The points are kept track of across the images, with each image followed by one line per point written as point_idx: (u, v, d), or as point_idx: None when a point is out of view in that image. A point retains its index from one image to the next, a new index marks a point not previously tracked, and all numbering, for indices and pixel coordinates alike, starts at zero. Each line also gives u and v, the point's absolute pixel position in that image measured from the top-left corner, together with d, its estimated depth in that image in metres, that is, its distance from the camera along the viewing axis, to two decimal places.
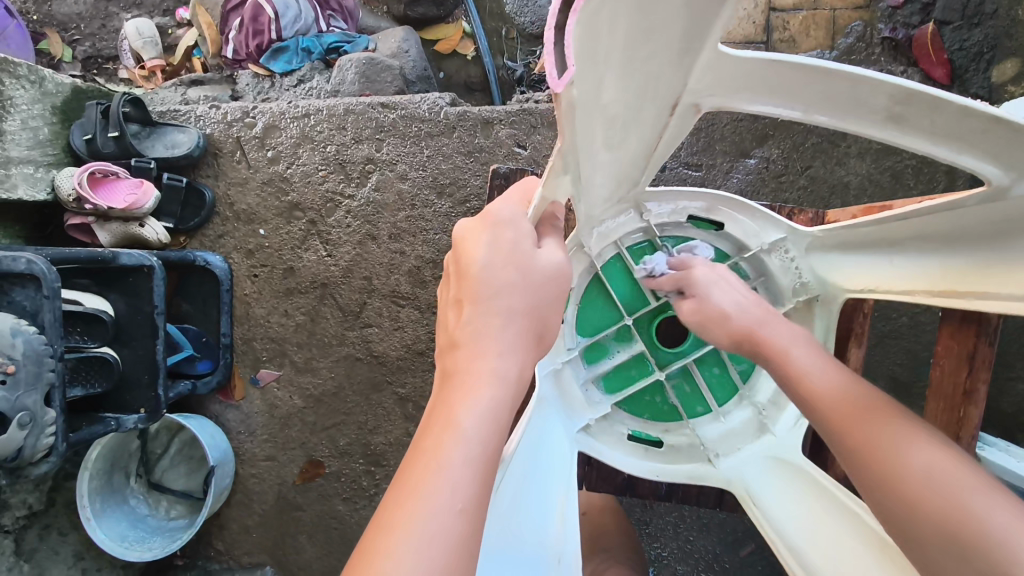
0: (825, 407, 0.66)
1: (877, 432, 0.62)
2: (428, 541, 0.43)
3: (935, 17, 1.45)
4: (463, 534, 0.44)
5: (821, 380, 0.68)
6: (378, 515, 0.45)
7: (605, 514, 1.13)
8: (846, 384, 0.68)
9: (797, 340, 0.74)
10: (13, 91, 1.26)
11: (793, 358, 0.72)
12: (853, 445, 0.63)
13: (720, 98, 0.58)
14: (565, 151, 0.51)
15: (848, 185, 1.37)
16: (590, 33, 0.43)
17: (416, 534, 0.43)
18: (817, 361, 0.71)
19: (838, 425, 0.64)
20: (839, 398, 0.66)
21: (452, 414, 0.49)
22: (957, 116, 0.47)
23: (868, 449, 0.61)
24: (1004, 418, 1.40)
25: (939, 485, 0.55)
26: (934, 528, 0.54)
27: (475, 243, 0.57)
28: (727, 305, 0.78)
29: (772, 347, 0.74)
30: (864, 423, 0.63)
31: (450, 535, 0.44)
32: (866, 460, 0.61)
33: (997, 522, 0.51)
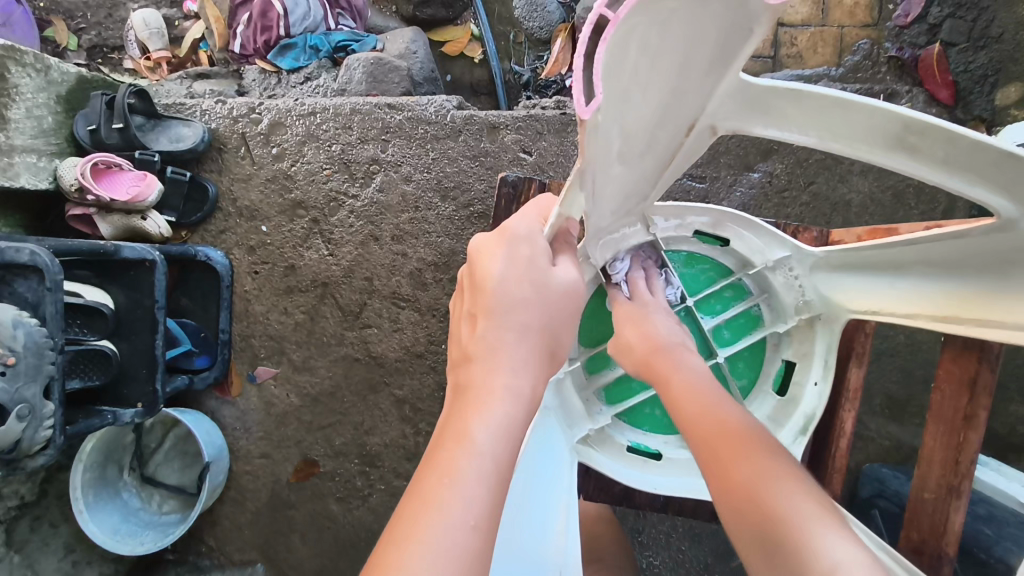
0: (695, 429, 0.69)
1: (739, 456, 0.65)
2: (442, 557, 0.43)
3: (942, 37, 1.46)
4: (475, 550, 0.44)
5: (695, 402, 0.71)
6: (393, 528, 0.45)
7: (601, 525, 1.13)
8: (722, 410, 0.70)
9: (688, 364, 0.77)
10: (19, 79, 1.25)
11: (676, 381, 0.74)
12: (713, 466, 0.66)
13: (736, 122, 0.59)
14: (584, 169, 0.51)
15: (849, 203, 1.38)
16: (619, 51, 0.43)
17: (429, 549, 0.43)
18: (699, 383, 0.74)
19: (704, 447, 0.68)
20: (709, 420, 0.69)
21: (465, 429, 0.49)
22: (972, 149, 0.48)
23: (727, 474, 0.64)
24: (995, 438, 1.41)
25: (778, 506, 0.59)
26: (762, 550, 0.58)
27: (492, 258, 0.57)
28: (649, 333, 0.80)
29: (659, 371, 0.76)
30: (727, 447, 0.66)
31: (463, 550, 0.43)
32: (724, 482, 0.64)
33: (829, 545, 0.54)
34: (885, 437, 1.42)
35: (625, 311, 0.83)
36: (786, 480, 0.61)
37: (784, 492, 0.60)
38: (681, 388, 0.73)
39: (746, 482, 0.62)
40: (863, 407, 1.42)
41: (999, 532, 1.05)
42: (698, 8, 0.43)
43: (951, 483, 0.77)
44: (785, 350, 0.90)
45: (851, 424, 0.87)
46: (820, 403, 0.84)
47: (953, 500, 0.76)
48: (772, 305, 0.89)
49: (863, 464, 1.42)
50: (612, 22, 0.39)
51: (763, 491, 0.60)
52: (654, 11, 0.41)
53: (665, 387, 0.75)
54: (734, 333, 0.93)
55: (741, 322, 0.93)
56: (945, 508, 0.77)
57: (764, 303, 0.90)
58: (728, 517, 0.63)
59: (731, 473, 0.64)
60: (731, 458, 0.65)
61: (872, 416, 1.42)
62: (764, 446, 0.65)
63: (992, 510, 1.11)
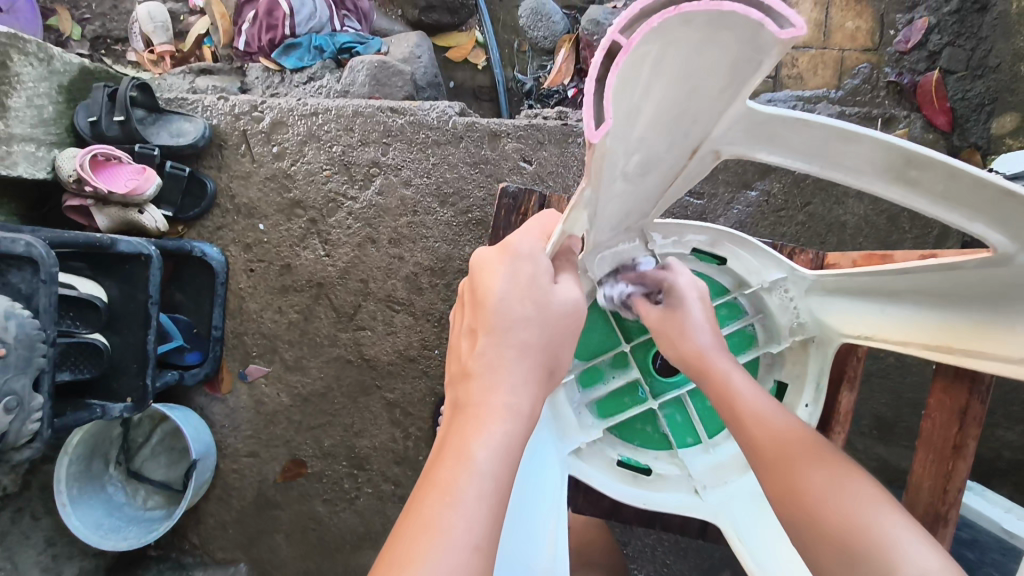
0: (761, 433, 0.72)
1: (808, 466, 0.68)
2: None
3: (940, 66, 1.49)
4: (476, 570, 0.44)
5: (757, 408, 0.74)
6: (393, 547, 0.45)
7: (592, 535, 1.14)
8: (784, 419, 0.73)
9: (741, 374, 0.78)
10: (21, 67, 1.25)
11: (734, 384, 0.77)
12: (784, 472, 0.69)
13: (740, 148, 0.59)
14: (587, 190, 0.51)
15: (844, 224, 1.39)
16: (628, 76, 0.44)
17: (430, 570, 0.43)
18: (758, 395, 0.76)
19: (769, 452, 0.71)
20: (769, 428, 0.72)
21: (464, 448, 0.49)
22: (973, 185, 0.49)
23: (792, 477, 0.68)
24: (979, 463, 1.43)
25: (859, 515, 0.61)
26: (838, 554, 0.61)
27: (493, 274, 0.58)
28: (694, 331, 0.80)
29: (714, 374, 0.78)
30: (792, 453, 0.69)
31: (464, 571, 0.44)
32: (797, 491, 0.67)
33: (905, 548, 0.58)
34: (872, 458, 1.43)
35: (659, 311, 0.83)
36: (863, 492, 0.64)
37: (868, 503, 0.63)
38: (744, 397, 0.75)
39: (821, 493, 0.65)
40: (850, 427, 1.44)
41: (980, 556, 1.06)
42: (709, 38, 0.43)
43: (939, 511, 0.77)
44: (778, 371, 0.91)
45: (840, 447, 0.88)
46: (810, 425, 0.85)
47: (940, 529, 0.77)
48: (767, 325, 0.90)
49: None
50: (624, 48, 0.40)
51: (842, 502, 0.63)
52: (665, 37, 0.42)
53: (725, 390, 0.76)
54: (727, 351, 0.94)
55: (734, 340, 0.94)
56: (932, 536, 0.77)
57: (758, 323, 0.91)
58: (800, 523, 0.66)
59: (805, 481, 0.67)
60: (803, 468, 0.68)
61: (859, 437, 1.44)
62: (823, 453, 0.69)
63: (974, 535, 1.12)
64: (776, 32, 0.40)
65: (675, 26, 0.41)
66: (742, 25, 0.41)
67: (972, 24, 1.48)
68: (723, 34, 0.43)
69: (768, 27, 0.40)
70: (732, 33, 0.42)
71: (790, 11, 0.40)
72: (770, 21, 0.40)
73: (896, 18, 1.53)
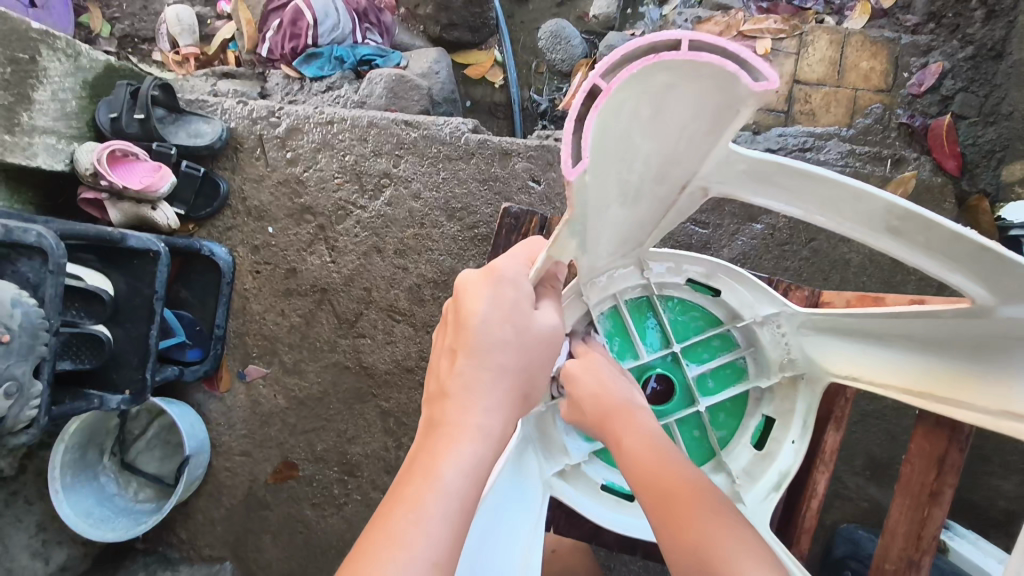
0: (645, 479, 0.70)
1: (684, 508, 0.66)
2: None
3: (953, 110, 1.51)
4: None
5: (653, 455, 0.72)
6: (354, 557, 0.46)
7: (574, 557, 1.13)
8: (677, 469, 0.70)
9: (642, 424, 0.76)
10: (49, 62, 1.29)
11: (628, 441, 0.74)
12: (664, 518, 0.66)
13: (727, 187, 0.61)
14: (571, 221, 0.53)
15: (848, 262, 1.39)
16: (608, 118, 0.45)
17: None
18: (654, 438, 0.74)
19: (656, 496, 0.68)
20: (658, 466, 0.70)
21: (434, 467, 0.51)
22: (950, 238, 0.50)
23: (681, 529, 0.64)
24: (976, 511, 1.40)
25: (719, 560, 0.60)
26: None
27: (476, 296, 0.58)
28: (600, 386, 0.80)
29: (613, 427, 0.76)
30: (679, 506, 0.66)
31: None
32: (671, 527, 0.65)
33: None
34: (866, 499, 1.42)
35: (575, 365, 0.82)
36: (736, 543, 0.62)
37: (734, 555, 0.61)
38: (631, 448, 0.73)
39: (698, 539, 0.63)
40: (844, 466, 1.42)
41: None
42: (688, 83, 0.45)
43: (913, 557, 0.76)
44: (766, 406, 0.91)
45: (824, 487, 0.87)
46: (795, 462, 0.85)
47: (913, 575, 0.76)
48: (758, 359, 0.90)
49: (841, 524, 1.42)
50: (604, 92, 0.42)
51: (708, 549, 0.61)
52: (644, 82, 0.43)
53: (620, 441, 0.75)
54: (718, 382, 0.93)
55: (726, 372, 0.93)
56: None
57: (750, 357, 0.91)
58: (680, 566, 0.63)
59: (683, 525, 0.65)
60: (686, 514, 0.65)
61: (853, 476, 1.42)
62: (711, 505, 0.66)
63: None
64: (749, 84, 0.41)
65: (654, 73, 0.43)
66: (718, 75, 0.43)
67: (987, 71, 1.50)
68: (699, 81, 0.44)
69: (742, 79, 0.41)
70: (710, 82, 0.44)
71: (764, 65, 0.41)
72: (744, 75, 0.41)
73: (911, 61, 1.53)
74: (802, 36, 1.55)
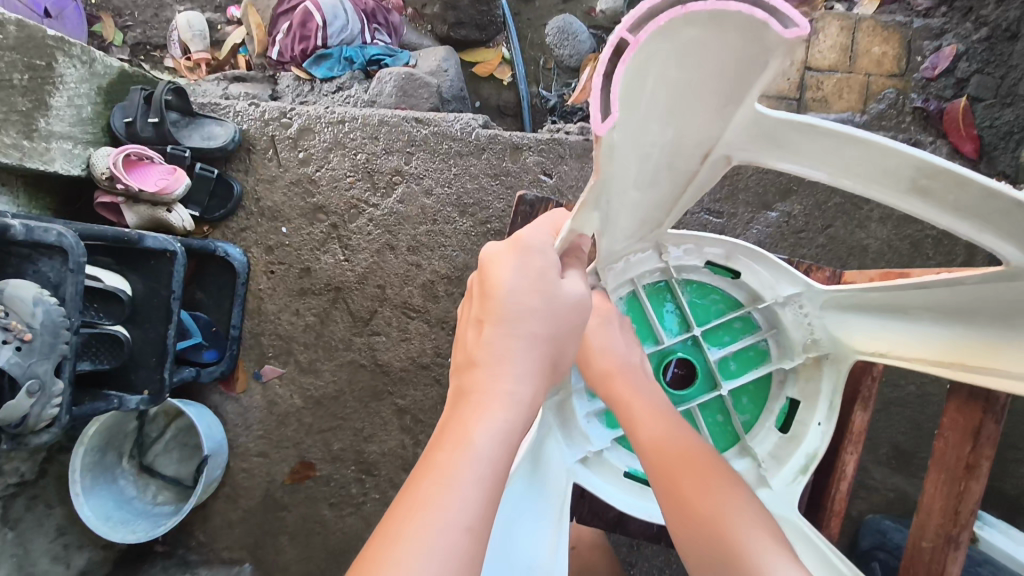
0: (655, 451, 0.71)
1: (691, 472, 0.69)
2: (438, 557, 0.44)
3: (968, 92, 1.47)
4: (468, 552, 0.45)
5: (658, 431, 0.72)
6: (390, 521, 0.46)
7: (595, 553, 1.11)
8: (679, 437, 0.72)
9: (645, 387, 0.77)
10: (64, 69, 1.30)
11: (636, 407, 0.75)
12: (674, 488, 0.69)
13: (751, 153, 0.60)
14: (596, 189, 0.52)
15: (866, 248, 1.37)
16: (633, 76, 0.45)
17: (424, 550, 0.44)
18: (660, 409, 0.75)
19: (663, 464, 0.70)
20: (665, 434, 0.72)
21: (465, 432, 0.51)
22: (982, 196, 0.49)
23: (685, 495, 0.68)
24: (1004, 500, 1.38)
25: (730, 529, 0.64)
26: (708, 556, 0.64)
27: (504, 267, 0.58)
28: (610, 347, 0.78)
29: (621, 399, 0.76)
30: (687, 472, 0.69)
31: (458, 550, 0.45)
32: (673, 486, 0.69)
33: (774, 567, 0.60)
34: (889, 488, 1.40)
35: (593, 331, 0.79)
36: (744, 512, 0.66)
37: (746, 526, 0.64)
38: (642, 415, 0.74)
39: (712, 516, 0.66)
40: (867, 455, 1.40)
41: None
42: (716, 38, 0.44)
43: (951, 534, 0.75)
44: (789, 388, 0.89)
45: (853, 467, 0.86)
46: (823, 443, 0.83)
47: (952, 552, 0.74)
48: (780, 340, 0.89)
49: (865, 514, 1.40)
50: (632, 45, 0.41)
51: (719, 519, 0.65)
52: (668, 38, 0.43)
53: (626, 410, 0.75)
54: (741, 365, 0.92)
55: (749, 355, 0.92)
56: (943, 558, 0.74)
57: (772, 338, 0.90)
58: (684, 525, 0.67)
59: (694, 500, 0.67)
60: (688, 479, 0.69)
61: (877, 466, 1.40)
62: (714, 470, 0.70)
63: None
64: (779, 31, 0.41)
65: (681, 25, 0.42)
66: (747, 26, 0.42)
67: (1002, 52, 1.47)
68: (729, 34, 0.43)
69: (772, 27, 0.41)
70: (738, 33, 0.43)
71: (795, 13, 0.40)
72: (774, 22, 0.40)
73: (924, 45, 1.52)
74: (812, 23, 1.55)
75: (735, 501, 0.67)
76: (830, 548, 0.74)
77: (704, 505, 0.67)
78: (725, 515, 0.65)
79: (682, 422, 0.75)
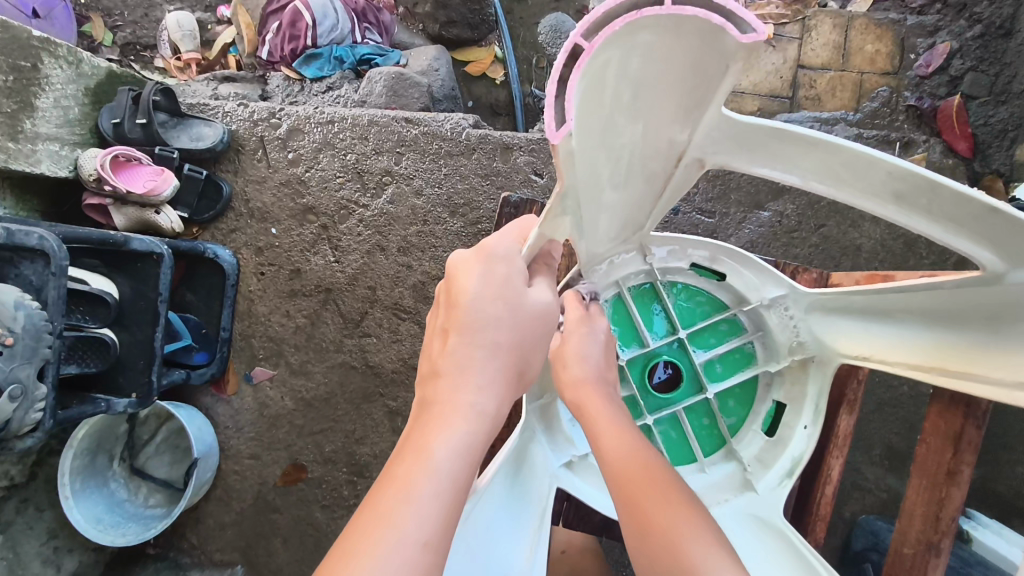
0: (615, 464, 0.67)
1: (649, 491, 0.64)
2: (392, 574, 0.43)
3: (962, 91, 1.46)
4: (426, 567, 0.45)
5: (621, 445, 0.68)
6: (346, 539, 0.46)
7: (584, 557, 1.10)
8: (640, 452, 0.68)
9: (612, 399, 0.74)
10: (50, 70, 1.29)
11: (600, 419, 0.71)
12: (631, 506, 0.64)
13: (723, 157, 0.59)
14: (561, 195, 0.52)
15: (859, 248, 1.36)
16: (591, 82, 0.44)
17: (378, 566, 0.43)
18: (624, 424, 0.71)
19: (621, 482, 0.65)
20: (628, 450, 0.67)
21: (425, 446, 0.51)
22: (956, 201, 0.49)
23: (643, 513, 0.62)
24: (999, 500, 1.37)
25: (687, 551, 0.58)
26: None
27: (469, 272, 0.58)
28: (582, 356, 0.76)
29: (587, 411, 0.72)
30: (643, 490, 0.64)
31: (413, 568, 0.44)
32: (631, 504, 0.64)
33: None
34: (883, 489, 1.39)
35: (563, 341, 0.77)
36: (702, 536, 0.59)
37: (702, 550, 0.58)
38: (604, 428, 0.70)
39: (665, 535, 0.60)
40: (861, 456, 1.39)
41: None
42: (672, 41, 0.44)
43: (931, 540, 0.74)
44: (776, 391, 0.88)
45: (838, 472, 0.85)
46: (808, 447, 0.83)
47: (932, 557, 0.74)
48: (766, 342, 0.88)
49: (859, 515, 1.39)
50: (586, 51, 0.40)
51: (676, 541, 0.59)
52: (625, 43, 0.43)
53: (590, 423, 0.72)
54: (726, 367, 0.91)
55: (735, 357, 0.91)
56: (924, 565, 0.74)
57: (758, 340, 0.89)
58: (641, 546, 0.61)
59: (649, 519, 0.62)
60: (646, 498, 0.63)
61: (871, 466, 1.39)
62: (674, 490, 0.64)
63: None
64: (737, 36, 0.41)
65: (635, 31, 0.42)
66: (705, 29, 0.42)
67: (996, 49, 1.45)
68: (686, 36, 0.43)
69: (729, 32, 0.41)
70: (696, 35, 0.43)
71: (752, 18, 0.40)
72: (731, 26, 0.41)
73: (918, 42, 1.51)
74: (805, 20, 1.54)
75: (694, 522, 0.61)
76: (812, 553, 0.72)
77: (658, 522, 0.61)
78: (681, 539, 0.59)
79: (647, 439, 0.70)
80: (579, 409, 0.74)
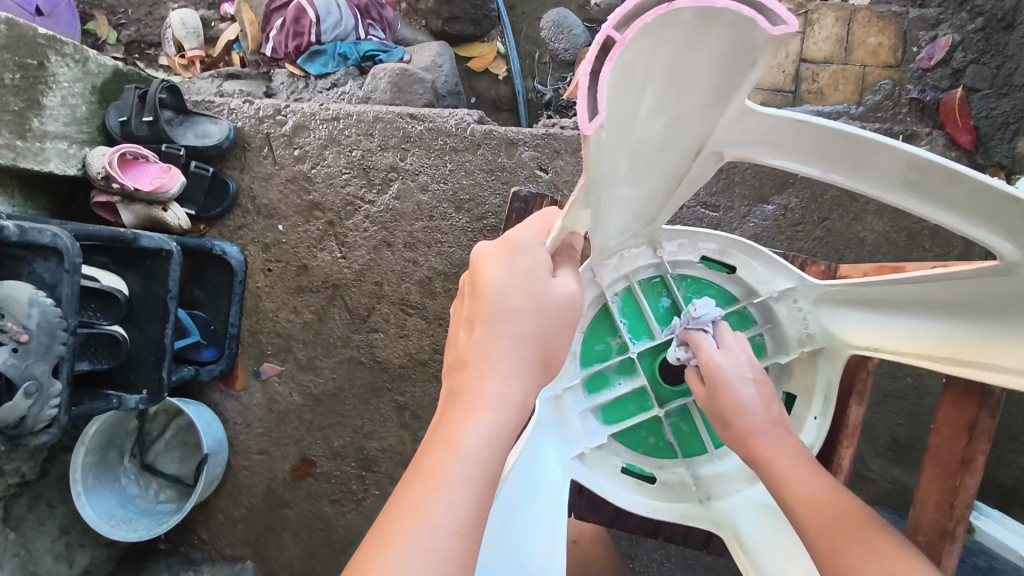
0: (807, 513, 0.68)
1: (853, 539, 0.64)
2: (427, 560, 0.45)
3: (964, 83, 1.47)
4: (459, 552, 0.47)
5: (807, 492, 0.69)
6: (381, 524, 0.48)
7: (595, 548, 1.11)
8: (833, 497, 0.68)
9: (785, 443, 0.74)
10: (56, 68, 1.29)
11: (779, 465, 0.72)
12: (832, 558, 0.64)
13: (743, 148, 0.60)
14: (587, 188, 0.52)
15: (863, 241, 1.37)
16: (621, 74, 0.45)
17: (413, 552, 0.46)
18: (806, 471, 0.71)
19: (819, 529, 0.66)
20: (815, 499, 0.68)
21: (453, 435, 0.52)
22: (974, 190, 0.50)
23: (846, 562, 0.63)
24: (1002, 490, 1.38)
25: None
26: None
27: (493, 265, 0.59)
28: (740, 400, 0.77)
29: (761, 458, 0.74)
30: (845, 538, 0.64)
31: (445, 553, 0.46)
32: (833, 552, 0.64)
33: None
34: (888, 480, 1.40)
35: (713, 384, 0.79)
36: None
37: None
38: (785, 473, 0.71)
39: None
40: (865, 447, 1.41)
41: None
42: (699, 35, 0.45)
43: (945, 527, 0.75)
44: (786, 383, 0.89)
45: (848, 462, 0.86)
46: (818, 437, 0.85)
47: (947, 545, 0.75)
48: (776, 335, 0.88)
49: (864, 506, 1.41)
50: (618, 43, 0.41)
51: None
52: (655, 35, 0.43)
53: (768, 469, 0.73)
54: None
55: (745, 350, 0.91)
56: (937, 552, 0.75)
57: (768, 333, 0.89)
58: None
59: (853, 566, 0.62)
60: (849, 545, 0.64)
61: (875, 458, 1.41)
62: (875, 533, 0.64)
63: None
64: (767, 28, 0.41)
65: (665, 24, 0.42)
66: (734, 22, 0.43)
67: (998, 42, 1.46)
68: (714, 29, 0.44)
69: (759, 24, 0.42)
70: (724, 28, 0.43)
71: (783, 10, 0.41)
72: (761, 19, 0.41)
73: (919, 35, 1.51)
74: (807, 14, 1.55)
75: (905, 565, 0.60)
76: None
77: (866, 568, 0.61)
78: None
79: (834, 483, 0.70)
80: (752, 456, 0.75)
